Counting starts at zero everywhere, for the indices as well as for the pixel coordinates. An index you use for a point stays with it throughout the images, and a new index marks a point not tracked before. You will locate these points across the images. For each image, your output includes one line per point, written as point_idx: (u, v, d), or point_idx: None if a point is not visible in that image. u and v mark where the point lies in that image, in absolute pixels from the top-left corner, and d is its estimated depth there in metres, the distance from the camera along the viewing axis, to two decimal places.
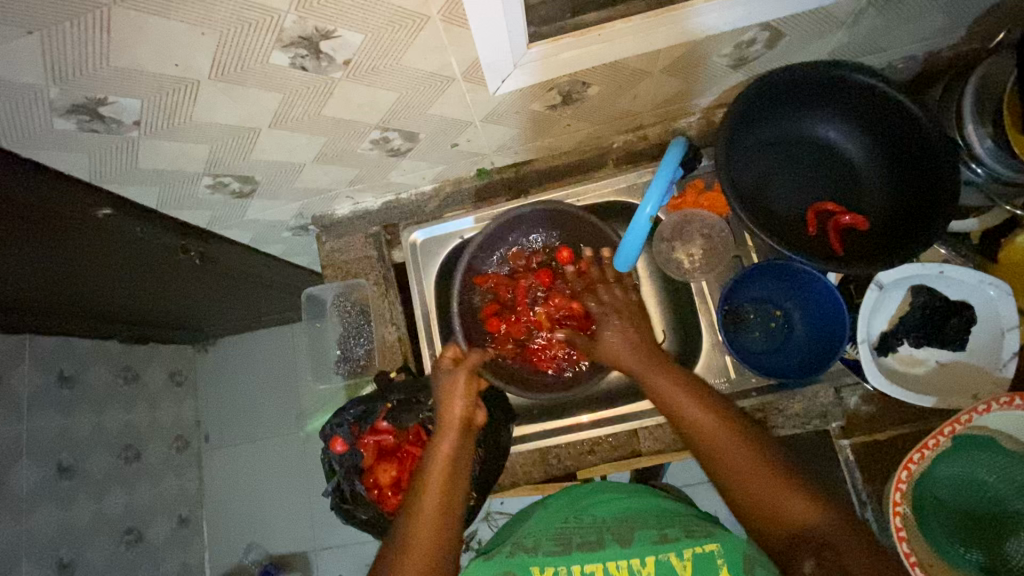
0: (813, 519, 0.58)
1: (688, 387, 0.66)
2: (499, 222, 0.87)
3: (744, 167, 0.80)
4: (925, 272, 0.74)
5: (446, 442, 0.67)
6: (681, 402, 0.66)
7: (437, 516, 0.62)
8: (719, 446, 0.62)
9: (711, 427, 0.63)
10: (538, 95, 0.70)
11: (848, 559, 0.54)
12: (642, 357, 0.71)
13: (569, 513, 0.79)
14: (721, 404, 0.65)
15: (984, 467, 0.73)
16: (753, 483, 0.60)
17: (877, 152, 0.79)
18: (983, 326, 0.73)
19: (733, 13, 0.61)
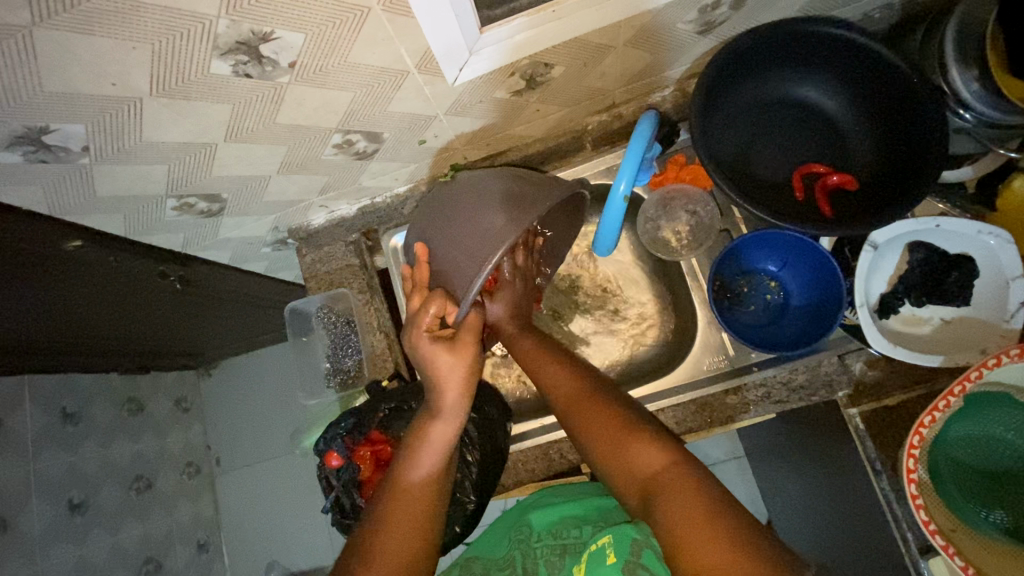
0: (660, 459, 0.57)
1: (554, 363, 0.72)
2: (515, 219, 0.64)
3: (723, 136, 0.77)
4: (919, 227, 0.71)
5: (434, 422, 0.65)
6: (554, 372, 0.70)
7: (417, 497, 0.62)
8: (575, 403, 0.66)
9: (573, 393, 0.67)
10: (500, 82, 0.68)
11: (686, 494, 0.53)
12: (520, 335, 0.77)
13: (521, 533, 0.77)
14: (585, 378, 0.69)
15: (1001, 424, 0.70)
16: (619, 435, 0.61)
17: (859, 108, 0.75)
18: (987, 278, 0.70)
19: None
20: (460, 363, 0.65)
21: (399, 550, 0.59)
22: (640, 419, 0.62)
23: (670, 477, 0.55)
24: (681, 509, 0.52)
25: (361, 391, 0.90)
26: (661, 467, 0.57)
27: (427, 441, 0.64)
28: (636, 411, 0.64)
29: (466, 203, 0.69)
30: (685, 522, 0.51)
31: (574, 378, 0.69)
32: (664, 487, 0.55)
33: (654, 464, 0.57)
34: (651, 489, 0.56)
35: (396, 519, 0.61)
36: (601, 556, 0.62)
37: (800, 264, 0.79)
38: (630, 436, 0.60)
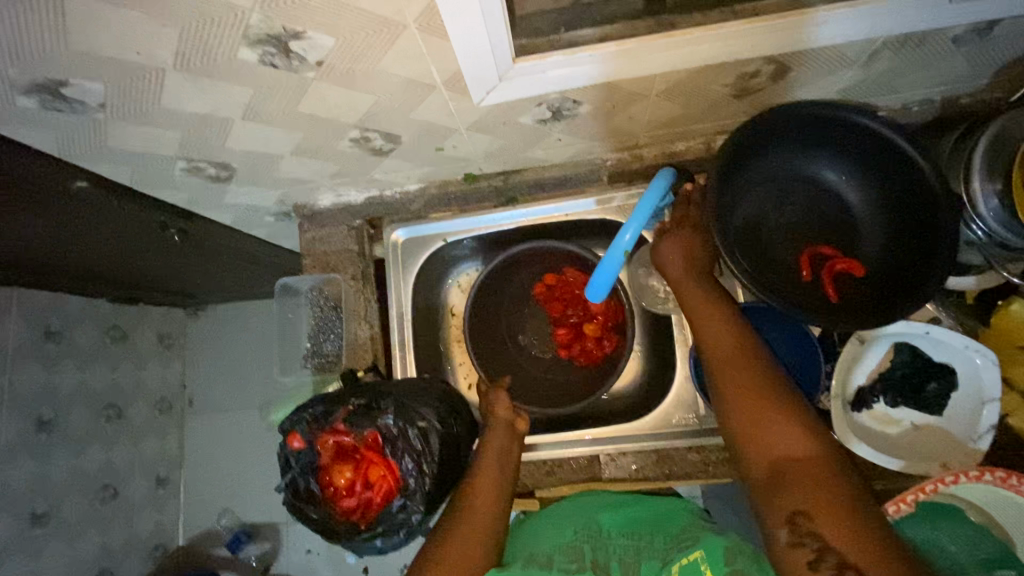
0: (795, 445, 0.55)
1: (718, 321, 0.68)
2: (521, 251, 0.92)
3: (741, 200, 0.77)
4: (910, 331, 0.72)
5: (494, 443, 0.76)
6: (710, 325, 0.68)
7: (496, 493, 0.70)
8: (724, 363, 0.64)
9: (726, 357, 0.64)
10: (526, 109, 0.67)
11: (813, 496, 0.51)
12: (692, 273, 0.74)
13: (585, 527, 0.71)
14: (759, 348, 0.65)
15: (948, 537, 0.68)
16: (756, 412, 0.59)
17: (879, 200, 0.74)
18: (964, 391, 0.71)
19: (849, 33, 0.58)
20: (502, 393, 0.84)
21: (479, 546, 0.64)
22: (790, 400, 0.59)
23: (809, 471, 0.53)
24: (815, 511, 0.50)
25: (335, 377, 0.91)
26: (797, 456, 0.55)
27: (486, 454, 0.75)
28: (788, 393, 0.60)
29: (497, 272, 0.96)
30: (809, 525, 0.50)
31: (740, 346, 0.65)
32: (800, 482, 0.53)
33: (794, 451, 0.55)
34: (783, 472, 0.54)
35: (480, 509, 0.68)
36: (694, 572, 0.58)
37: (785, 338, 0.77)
38: (777, 417, 0.58)
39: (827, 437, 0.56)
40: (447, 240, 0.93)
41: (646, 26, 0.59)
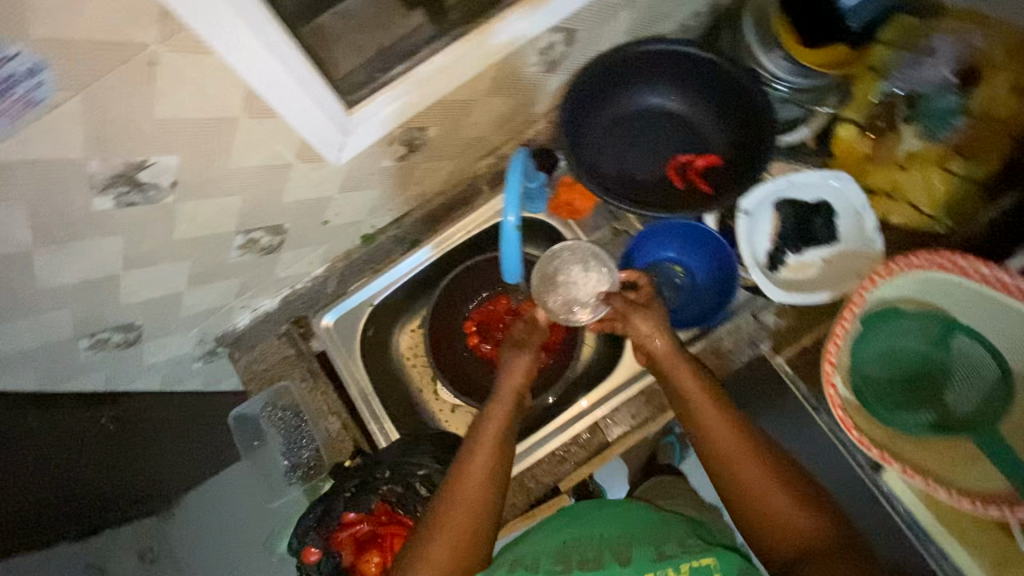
0: (819, 534, 0.55)
1: (710, 399, 0.66)
2: (447, 282, 0.97)
3: (600, 152, 0.87)
4: (777, 187, 0.83)
5: (479, 453, 0.70)
6: (706, 417, 0.65)
7: (465, 526, 0.63)
8: (732, 458, 0.61)
9: (729, 447, 0.62)
10: (383, 152, 0.73)
11: None
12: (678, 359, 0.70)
13: (569, 533, 0.69)
14: (729, 400, 0.67)
15: (908, 336, 0.78)
16: (769, 491, 0.58)
17: (702, 101, 0.86)
18: (846, 203, 0.80)
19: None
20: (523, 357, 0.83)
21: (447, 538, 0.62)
22: (800, 489, 0.58)
23: (835, 552, 0.53)
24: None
25: (326, 478, 0.89)
26: (815, 539, 0.55)
27: (467, 491, 0.66)
28: (791, 470, 0.60)
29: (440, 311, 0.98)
30: None
31: (756, 449, 0.61)
32: (821, 561, 0.53)
33: (805, 530, 0.56)
34: (808, 556, 0.54)
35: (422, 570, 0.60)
36: None
37: (683, 239, 0.87)
38: (794, 504, 0.57)
39: (839, 520, 0.57)
40: (373, 302, 0.95)
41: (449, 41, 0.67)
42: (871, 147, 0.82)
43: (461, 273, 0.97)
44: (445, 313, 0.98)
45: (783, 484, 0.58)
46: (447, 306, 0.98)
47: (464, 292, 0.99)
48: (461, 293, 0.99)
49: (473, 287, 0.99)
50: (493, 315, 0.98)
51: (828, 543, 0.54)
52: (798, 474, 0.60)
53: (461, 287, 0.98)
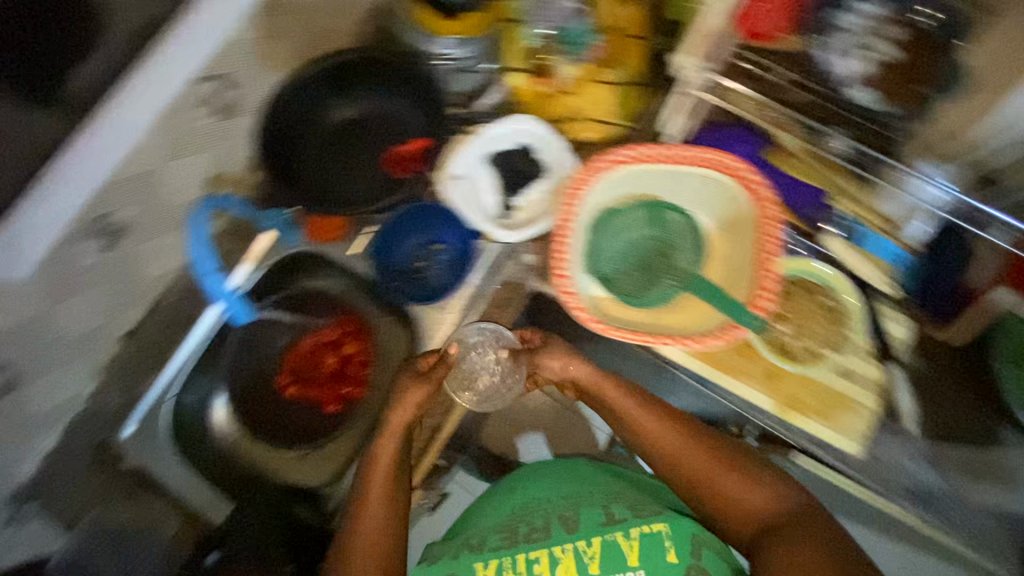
0: (776, 508, 0.68)
1: (631, 398, 0.75)
2: (238, 343, 0.93)
3: (318, 177, 0.90)
4: (483, 145, 0.89)
5: (371, 508, 0.70)
6: (639, 417, 0.74)
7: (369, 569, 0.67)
8: (677, 456, 0.72)
9: (683, 449, 0.72)
10: (76, 250, 0.72)
11: (759, 498, 0.69)
12: (580, 360, 0.79)
13: (517, 503, 0.83)
14: (655, 399, 0.77)
15: (630, 227, 0.89)
16: (717, 473, 0.70)
17: (388, 96, 0.91)
18: (538, 137, 0.89)
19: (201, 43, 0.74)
20: (420, 391, 0.77)
21: None
22: (732, 455, 0.71)
23: (796, 521, 0.66)
24: (787, 555, 0.62)
25: None
26: (765, 508, 0.68)
27: (371, 545, 0.68)
28: (727, 444, 0.73)
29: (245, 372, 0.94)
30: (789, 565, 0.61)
31: (695, 437, 0.72)
32: (790, 529, 0.65)
33: (759, 504, 0.69)
34: (770, 525, 0.67)
35: None
36: (656, 541, 0.70)
37: (430, 218, 0.93)
38: (728, 464, 0.70)
39: (770, 473, 0.71)
40: (168, 396, 0.89)
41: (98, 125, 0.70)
42: (547, 87, 0.92)
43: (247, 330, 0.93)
44: (250, 376, 0.95)
45: (718, 457, 0.71)
46: (249, 367, 0.95)
47: (260, 347, 0.95)
48: (257, 350, 0.95)
49: (268, 340, 0.96)
50: (300, 356, 0.96)
51: (780, 511, 0.68)
52: (728, 446, 0.72)
53: (255, 345, 0.95)
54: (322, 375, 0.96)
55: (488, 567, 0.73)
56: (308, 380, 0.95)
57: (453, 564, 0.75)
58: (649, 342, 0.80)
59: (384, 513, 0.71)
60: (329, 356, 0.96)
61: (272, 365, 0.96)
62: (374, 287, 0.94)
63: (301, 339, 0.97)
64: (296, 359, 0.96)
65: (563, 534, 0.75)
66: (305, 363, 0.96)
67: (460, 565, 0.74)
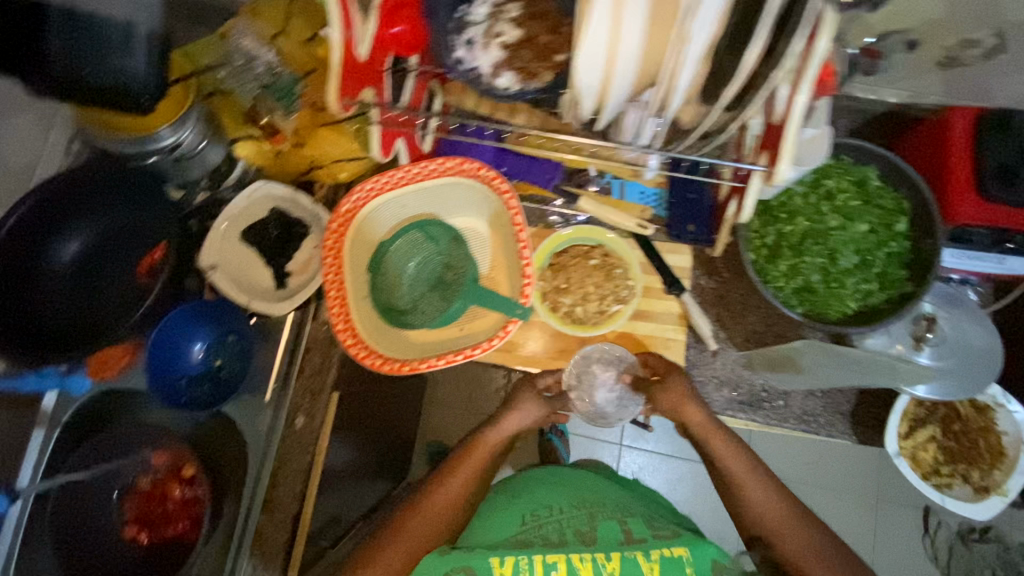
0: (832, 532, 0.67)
1: (693, 399, 0.75)
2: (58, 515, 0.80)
3: (68, 321, 0.81)
4: (224, 227, 0.84)
5: (418, 519, 0.70)
6: (699, 418, 0.74)
7: (416, 545, 0.69)
8: (728, 457, 0.72)
9: (757, 463, 0.72)
10: None
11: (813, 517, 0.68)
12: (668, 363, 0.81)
13: (526, 514, 0.78)
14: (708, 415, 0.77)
15: (409, 256, 0.89)
16: (784, 507, 0.68)
17: (111, 210, 0.83)
18: (280, 197, 0.89)
19: None
20: (491, 436, 0.78)
21: None
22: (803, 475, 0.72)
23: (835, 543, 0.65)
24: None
25: None
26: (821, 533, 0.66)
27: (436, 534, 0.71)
28: None
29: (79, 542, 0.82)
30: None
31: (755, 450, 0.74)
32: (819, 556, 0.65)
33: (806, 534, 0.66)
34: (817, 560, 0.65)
35: None
36: (676, 565, 0.66)
37: (203, 314, 0.86)
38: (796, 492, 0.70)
39: None
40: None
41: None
42: (279, 145, 0.90)
43: (63, 498, 0.81)
44: (85, 546, 0.82)
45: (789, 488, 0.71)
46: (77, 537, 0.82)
47: (87, 508, 0.83)
48: (85, 512, 0.83)
49: (95, 498, 0.84)
50: (140, 498, 0.86)
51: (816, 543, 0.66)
52: None
53: (78, 510, 0.83)
54: (169, 510, 0.86)
55: (505, 564, 0.66)
56: (159, 521, 0.85)
57: (466, 557, 0.66)
58: (453, 361, 0.82)
59: (431, 532, 0.70)
60: (172, 487, 0.87)
61: (108, 523, 0.84)
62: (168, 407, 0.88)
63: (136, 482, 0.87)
64: (136, 503, 0.86)
65: (584, 545, 0.70)
66: (148, 505, 0.86)
67: (472, 557, 0.66)
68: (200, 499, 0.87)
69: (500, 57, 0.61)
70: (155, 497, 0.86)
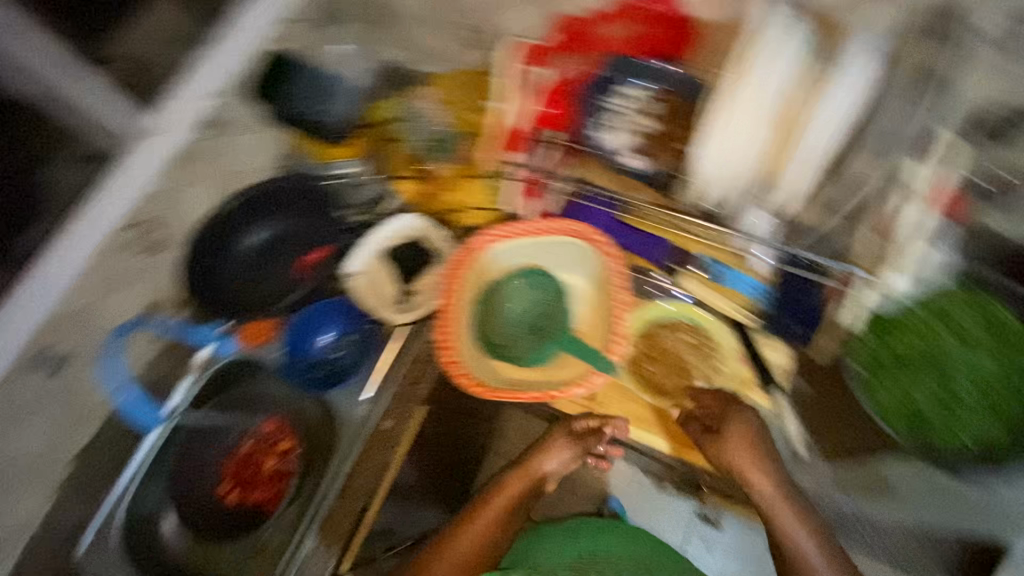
0: None
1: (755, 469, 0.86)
2: (174, 452, 0.94)
3: (242, 288, 1.03)
4: (371, 244, 1.00)
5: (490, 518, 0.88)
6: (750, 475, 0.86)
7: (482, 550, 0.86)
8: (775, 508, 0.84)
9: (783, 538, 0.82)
10: (20, 373, 0.85)
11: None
12: (716, 425, 0.89)
13: (582, 554, 0.87)
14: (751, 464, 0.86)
15: (515, 297, 0.96)
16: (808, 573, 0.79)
17: (292, 215, 1.04)
18: (419, 228, 1.02)
19: (123, 199, 0.90)
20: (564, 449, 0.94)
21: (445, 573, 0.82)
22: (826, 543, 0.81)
23: None
24: None
25: None
26: None
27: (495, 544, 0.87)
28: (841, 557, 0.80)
29: (187, 482, 0.96)
30: None
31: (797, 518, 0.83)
32: None
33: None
34: None
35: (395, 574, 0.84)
36: None
37: (329, 312, 1.03)
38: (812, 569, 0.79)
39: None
40: (112, 516, 0.90)
41: (39, 261, 0.85)
42: (430, 185, 1.04)
43: (182, 444, 0.94)
44: (189, 488, 0.97)
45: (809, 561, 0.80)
46: (184, 480, 0.96)
47: (198, 460, 0.97)
48: (195, 464, 0.97)
49: (206, 454, 0.98)
50: (238, 466, 0.99)
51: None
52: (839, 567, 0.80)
53: (195, 458, 0.97)
54: (258, 480, 1.01)
55: None
56: (248, 486, 1.00)
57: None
58: (539, 401, 0.89)
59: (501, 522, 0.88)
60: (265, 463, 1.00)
61: (209, 477, 0.98)
62: (287, 386, 1.02)
63: (240, 454, 0.99)
64: (234, 468, 0.99)
65: None
66: (241, 471, 0.99)
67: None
68: (281, 478, 1.01)
69: None
70: (249, 466, 0.99)
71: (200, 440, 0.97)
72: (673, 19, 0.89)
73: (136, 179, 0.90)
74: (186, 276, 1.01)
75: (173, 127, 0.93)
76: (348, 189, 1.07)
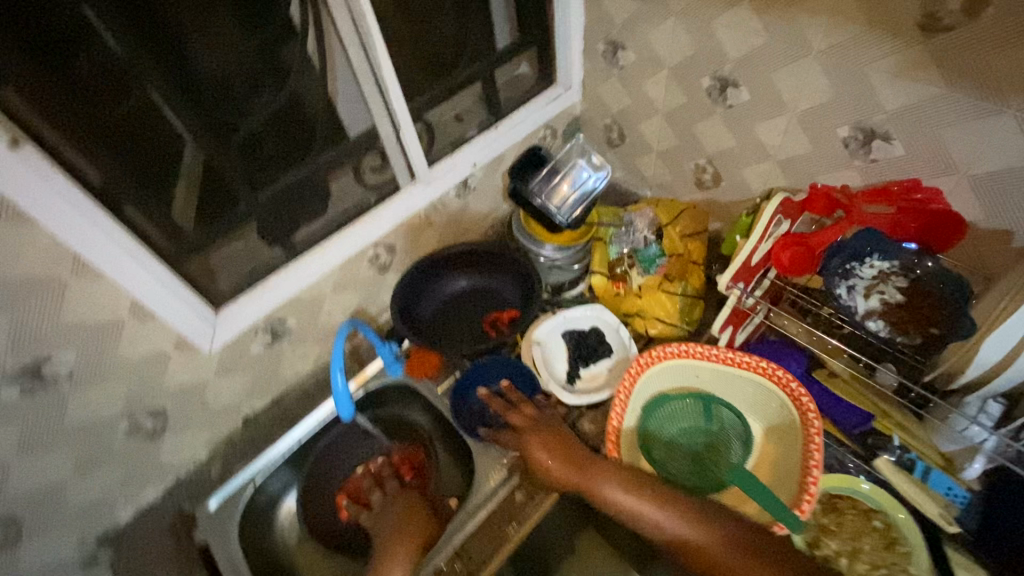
0: None
1: (654, 509, 0.79)
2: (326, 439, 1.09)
3: (432, 321, 1.16)
4: (557, 322, 1.12)
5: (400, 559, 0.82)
6: (658, 519, 0.78)
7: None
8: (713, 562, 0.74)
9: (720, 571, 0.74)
10: (250, 337, 0.98)
11: None
12: (630, 485, 0.81)
13: None
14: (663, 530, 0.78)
15: (683, 415, 0.97)
16: None
17: (494, 275, 1.19)
18: (606, 323, 1.12)
19: (385, 222, 1.05)
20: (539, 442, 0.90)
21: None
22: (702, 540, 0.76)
23: None
24: None
25: None
26: None
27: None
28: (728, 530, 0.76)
29: (322, 474, 1.06)
30: None
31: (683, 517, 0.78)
32: None
33: None
34: None
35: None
36: None
37: (491, 370, 1.08)
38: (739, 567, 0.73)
39: None
40: (256, 479, 1.03)
41: (313, 249, 1.00)
42: (621, 289, 1.14)
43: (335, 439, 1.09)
44: (321, 485, 1.06)
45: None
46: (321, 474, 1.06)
47: (339, 461, 1.08)
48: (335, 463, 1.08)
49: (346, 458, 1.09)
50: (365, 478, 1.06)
51: None
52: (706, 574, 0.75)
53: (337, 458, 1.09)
54: None
55: None
56: None
57: None
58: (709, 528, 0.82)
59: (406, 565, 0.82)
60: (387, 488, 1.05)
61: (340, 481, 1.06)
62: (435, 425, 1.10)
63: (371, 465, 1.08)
64: None
65: None
66: None
67: None
68: None
69: (878, 308, 0.76)
70: None
71: (347, 443, 1.10)
72: (933, 212, 0.75)
73: (401, 210, 1.07)
74: (394, 291, 1.11)
75: (442, 179, 1.10)
76: (547, 266, 1.21)
